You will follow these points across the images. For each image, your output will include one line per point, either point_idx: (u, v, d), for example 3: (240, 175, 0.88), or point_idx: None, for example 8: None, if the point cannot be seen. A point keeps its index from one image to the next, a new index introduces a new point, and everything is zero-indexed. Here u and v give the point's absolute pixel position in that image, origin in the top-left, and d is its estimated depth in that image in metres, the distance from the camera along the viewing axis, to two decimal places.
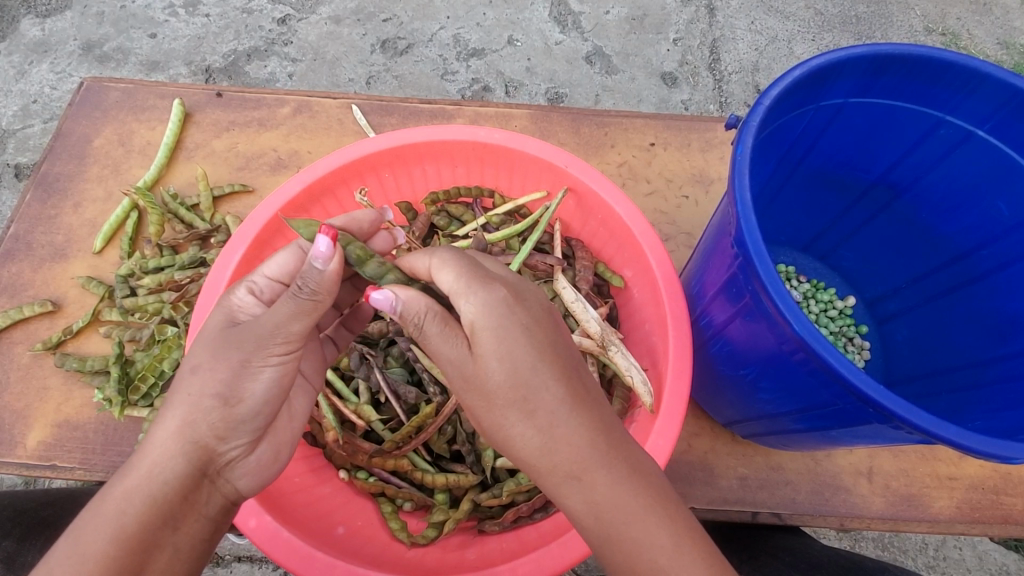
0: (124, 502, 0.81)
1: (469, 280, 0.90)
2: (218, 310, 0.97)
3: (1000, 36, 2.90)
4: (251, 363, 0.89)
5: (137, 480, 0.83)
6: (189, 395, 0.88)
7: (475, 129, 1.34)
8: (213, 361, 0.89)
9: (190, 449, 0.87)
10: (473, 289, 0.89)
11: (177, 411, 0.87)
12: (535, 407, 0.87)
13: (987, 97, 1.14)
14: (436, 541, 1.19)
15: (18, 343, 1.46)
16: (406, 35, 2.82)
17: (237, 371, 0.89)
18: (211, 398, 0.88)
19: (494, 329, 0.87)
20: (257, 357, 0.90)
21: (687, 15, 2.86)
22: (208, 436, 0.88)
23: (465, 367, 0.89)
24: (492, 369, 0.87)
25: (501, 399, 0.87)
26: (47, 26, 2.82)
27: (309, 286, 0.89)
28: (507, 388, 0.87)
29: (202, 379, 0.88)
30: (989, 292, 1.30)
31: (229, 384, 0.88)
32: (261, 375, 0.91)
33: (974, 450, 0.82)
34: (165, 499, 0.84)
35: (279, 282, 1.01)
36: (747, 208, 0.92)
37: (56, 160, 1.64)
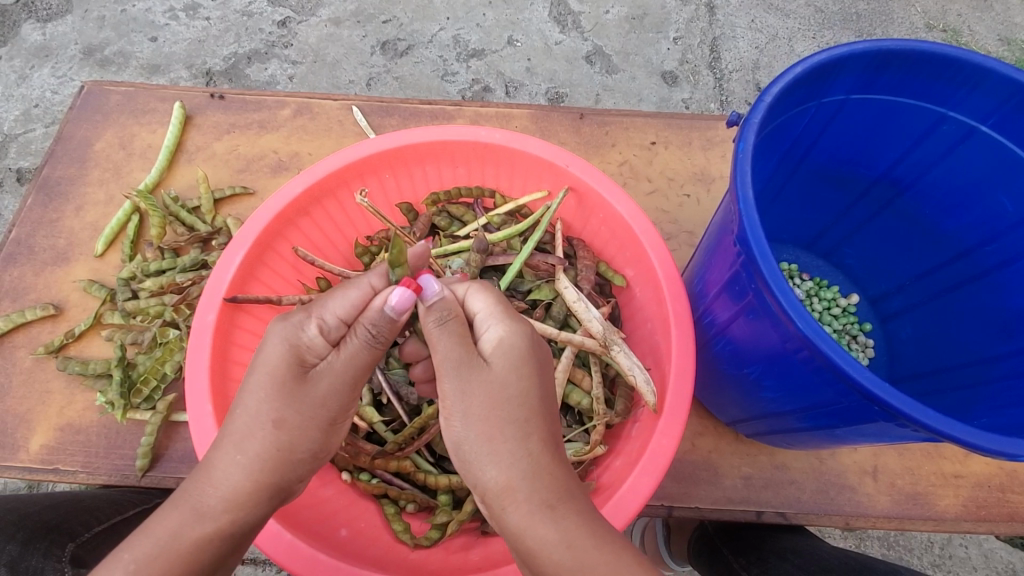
0: (206, 544, 0.83)
1: (503, 310, 0.95)
2: (282, 340, 0.92)
3: (1001, 32, 2.89)
4: (335, 423, 0.95)
5: (213, 525, 0.85)
6: (279, 448, 0.90)
7: (476, 129, 1.34)
8: (302, 417, 0.90)
9: (271, 495, 0.90)
10: (505, 317, 0.94)
11: (263, 463, 0.89)
12: (531, 432, 0.87)
13: (990, 91, 1.13)
14: (439, 542, 1.18)
15: (20, 347, 1.46)
16: (406, 36, 2.82)
17: (325, 430, 0.94)
18: (291, 448, 0.91)
19: (517, 352, 0.91)
20: (340, 417, 0.96)
21: (687, 14, 2.86)
22: (285, 483, 0.91)
23: (465, 378, 0.88)
24: (502, 382, 0.89)
25: (490, 419, 0.87)
26: (47, 30, 2.83)
27: (383, 335, 0.90)
28: (510, 407, 0.88)
29: (291, 433, 0.90)
30: (993, 288, 1.30)
31: (317, 442, 0.93)
32: (336, 431, 0.97)
33: (979, 448, 0.82)
34: (237, 539, 0.87)
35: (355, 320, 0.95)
36: (750, 206, 0.91)
37: (57, 165, 1.64)
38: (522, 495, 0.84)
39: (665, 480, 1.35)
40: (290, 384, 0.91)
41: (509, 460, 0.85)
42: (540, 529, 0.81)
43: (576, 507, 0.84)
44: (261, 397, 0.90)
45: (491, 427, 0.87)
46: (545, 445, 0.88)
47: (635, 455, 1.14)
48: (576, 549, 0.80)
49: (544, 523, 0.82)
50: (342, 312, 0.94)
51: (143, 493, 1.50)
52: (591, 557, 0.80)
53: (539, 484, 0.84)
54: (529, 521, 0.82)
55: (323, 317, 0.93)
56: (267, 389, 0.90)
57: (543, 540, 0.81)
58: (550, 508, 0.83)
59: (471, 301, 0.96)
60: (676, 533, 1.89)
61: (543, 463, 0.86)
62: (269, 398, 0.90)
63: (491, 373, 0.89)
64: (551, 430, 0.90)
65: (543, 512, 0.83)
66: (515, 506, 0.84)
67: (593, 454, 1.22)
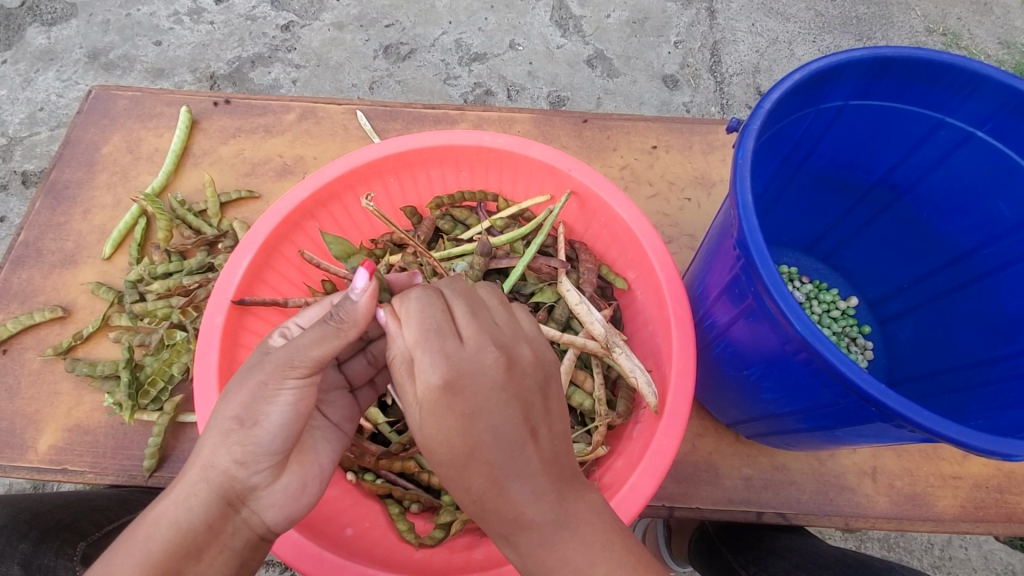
0: (153, 527, 0.82)
1: (422, 346, 0.84)
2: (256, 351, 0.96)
3: (1001, 36, 2.90)
4: (268, 386, 0.86)
5: (166, 505, 0.83)
6: (217, 420, 0.87)
7: (480, 134, 1.36)
8: (238, 386, 0.88)
9: (218, 475, 0.85)
10: (424, 358, 0.84)
11: (207, 439, 0.86)
12: (471, 479, 0.84)
13: (986, 98, 1.15)
14: (443, 542, 1.21)
15: (29, 349, 1.47)
16: (408, 40, 2.84)
17: (254, 394, 0.86)
18: (231, 419, 0.86)
19: (437, 407, 0.83)
20: (274, 379, 0.86)
21: (688, 18, 2.88)
22: (229, 462, 0.85)
23: (414, 424, 0.88)
24: (434, 437, 0.84)
25: (437, 463, 0.86)
26: (53, 34, 2.85)
27: (339, 313, 0.91)
28: (447, 455, 0.84)
29: (228, 403, 0.87)
30: (990, 290, 1.31)
31: (246, 406, 0.86)
32: (277, 398, 0.87)
33: (974, 448, 0.83)
34: (191, 526, 0.83)
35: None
36: (749, 211, 0.93)
37: (66, 168, 1.66)
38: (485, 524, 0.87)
39: (666, 480, 1.36)
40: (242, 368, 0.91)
41: (462, 497, 0.87)
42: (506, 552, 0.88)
43: (528, 543, 0.84)
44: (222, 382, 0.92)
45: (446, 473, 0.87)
46: (488, 491, 0.83)
47: (636, 455, 1.15)
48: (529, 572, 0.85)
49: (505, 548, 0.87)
50: (303, 320, 0.99)
51: (149, 493, 1.51)
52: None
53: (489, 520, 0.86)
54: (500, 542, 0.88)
55: (286, 326, 0.99)
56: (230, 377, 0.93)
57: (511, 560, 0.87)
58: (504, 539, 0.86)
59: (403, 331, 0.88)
60: (677, 534, 1.90)
61: (496, 503, 0.83)
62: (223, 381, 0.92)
63: (424, 424, 0.85)
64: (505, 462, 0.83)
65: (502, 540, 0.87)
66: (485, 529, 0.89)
67: (594, 454, 1.23)
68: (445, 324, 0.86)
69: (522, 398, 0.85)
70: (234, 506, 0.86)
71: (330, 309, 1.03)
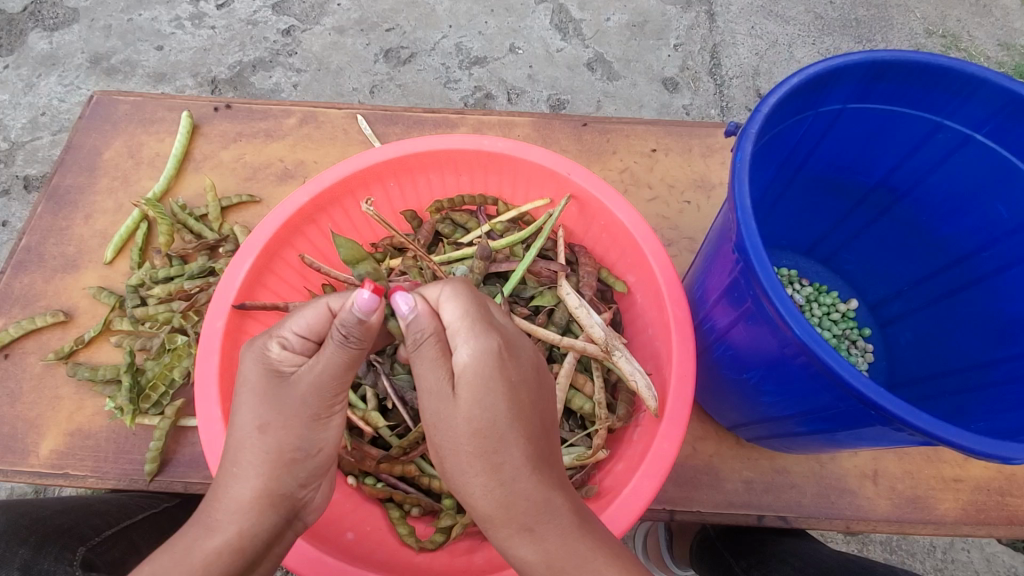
0: (215, 556, 0.83)
1: (472, 322, 0.89)
2: (253, 363, 0.93)
3: (1001, 38, 2.91)
4: (320, 417, 0.93)
5: (223, 536, 0.85)
6: (268, 452, 0.90)
7: (479, 138, 1.37)
8: (283, 417, 0.91)
9: (275, 499, 0.90)
10: (473, 333, 0.88)
11: (257, 469, 0.89)
12: (505, 459, 0.85)
13: (984, 101, 1.15)
14: (444, 546, 1.20)
15: (30, 353, 1.48)
16: (409, 44, 2.85)
17: (309, 425, 0.92)
18: (287, 449, 0.91)
19: (483, 379, 0.86)
20: (325, 411, 0.93)
21: (688, 21, 2.88)
22: (288, 485, 0.91)
23: (439, 408, 0.87)
24: (474, 413, 0.85)
25: (463, 447, 0.85)
26: (55, 39, 2.86)
27: (354, 336, 0.88)
28: (482, 434, 0.85)
29: (277, 435, 0.90)
30: (990, 293, 1.31)
31: (303, 437, 0.92)
32: (329, 425, 0.95)
33: (973, 451, 0.83)
34: (252, 548, 0.87)
35: (315, 338, 0.96)
36: (747, 214, 0.93)
37: (68, 173, 1.67)
38: (502, 521, 0.84)
39: (666, 484, 1.36)
40: (268, 395, 0.92)
41: (482, 489, 0.85)
42: (523, 550, 0.84)
43: (555, 529, 0.83)
44: (244, 411, 0.92)
45: (459, 460, 0.86)
46: (522, 471, 0.85)
47: (637, 457, 1.16)
48: (554, 567, 0.82)
49: (524, 544, 0.83)
50: (300, 328, 0.95)
51: (151, 498, 1.52)
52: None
53: (512, 510, 0.84)
54: (514, 542, 0.84)
55: (283, 334, 0.95)
56: (248, 403, 0.92)
57: (527, 560, 0.84)
58: (529, 530, 0.83)
59: (444, 309, 0.91)
60: (679, 538, 1.90)
61: (519, 489, 0.84)
62: (249, 407, 0.91)
63: (460, 401, 0.85)
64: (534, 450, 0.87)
65: (523, 534, 0.83)
66: (499, 528, 0.85)
67: (595, 458, 1.23)
68: (486, 312, 0.93)
69: (541, 392, 0.93)
70: (285, 525, 0.92)
71: (325, 312, 0.95)
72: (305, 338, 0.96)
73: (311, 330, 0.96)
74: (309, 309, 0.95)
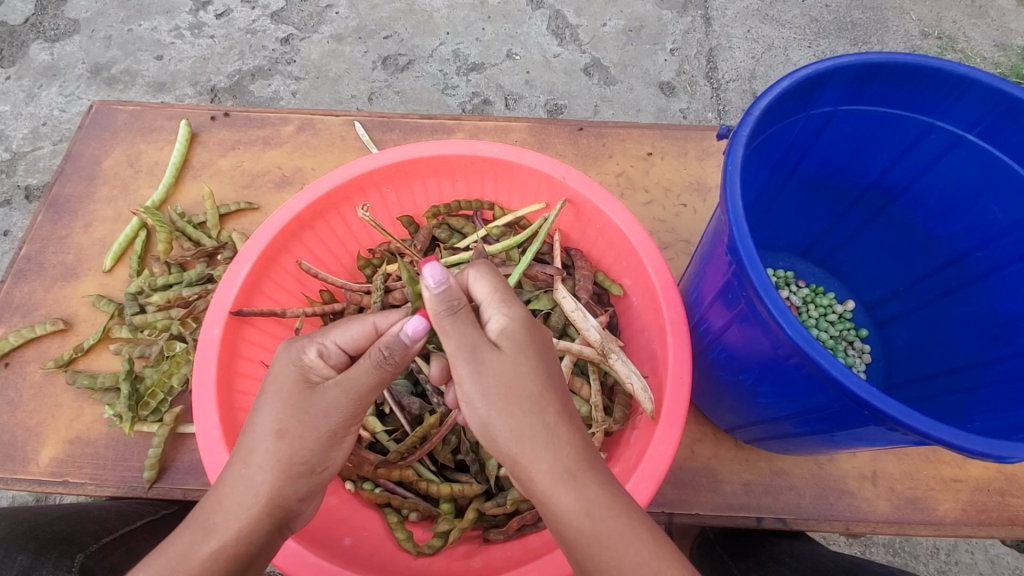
0: (211, 560, 0.84)
1: (503, 295, 0.97)
2: (287, 364, 0.96)
3: (997, 39, 2.91)
4: (337, 433, 0.94)
5: (221, 541, 0.86)
6: (280, 460, 0.90)
7: (475, 143, 1.37)
8: (303, 426, 0.92)
9: (275, 509, 0.90)
10: (504, 303, 0.96)
11: (265, 475, 0.90)
12: (545, 403, 0.89)
13: (974, 102, 1.16)
14: (441, 550, 1.21)
15: (30, 362, 1.48)
16: (406, 51, 2.86)
17: (325, 440, 0.93)
18: (299, 462, 0.92)
19: (520, 337, 0.93)
20: (342, 427, 0.95)
21: (684, 25, 2.90)
22: (290, 498, 0.91)
23: (481, 360, 0.90)
24: (516, 361, 0.91)
25: (511, 391, 0.89)
26: (56, 50, 2.89)
27: (394, 356, 0.91)
28: (526, 381, 0.90)
29: (292, 444, 0.91)
30: (986, 293, 1.31)
31: (318, 452, 0.93)
32: (343, 444, 0.97)
33: (967, 450, 0.83)
34: (246, 557, 0.87)
35: (351, 352, 1.00)
36: (739, 216, 0.93)
37: (67, 182, 1.68)
38: (546, 463, 0.86)
39: (665, 487, 1.36)
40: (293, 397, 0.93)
41: (526, 434, 0.87)
42: (564, 498, 0.84)
43: (596, 479, 0.86)
44: (269, 409, 0.93)
45: (508, 404, 0.88)
46: (561, 418, 0.89)
47: (631, 462, 1.16)
48: (594, 516, 0.83)
49: (567, 490, 0.84)
50: (343, 340, 0.98)
51: (150, 505, 1.52)
52: (607, 526, 0.83)
53: (556, 453, 0.86)
54: (555, 489, 0.85)
55: (324, 342, 0.98)
56: (275, 400, 0.93)
57: (567, 509, 0.84)
58: (571, 476, 0.85)
59: (473, 288, 0.99)
60: (679, 542, 1.89)
61: (562, 432, 0.88)
62: (272, 409, 0.93)
63: (504, 354, 0.91)
64: (567, 405, 0.92)
65: (566, 480, 0.85)
66: (539, 470, 0.86)
67: None
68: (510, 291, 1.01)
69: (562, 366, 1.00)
70: (275, 536, 0.93)
71: (372, 331, 1.00)
72: (343, 351, 0.99)
73: (352, 345, 0.99)
74: (355, 325, 0.99)
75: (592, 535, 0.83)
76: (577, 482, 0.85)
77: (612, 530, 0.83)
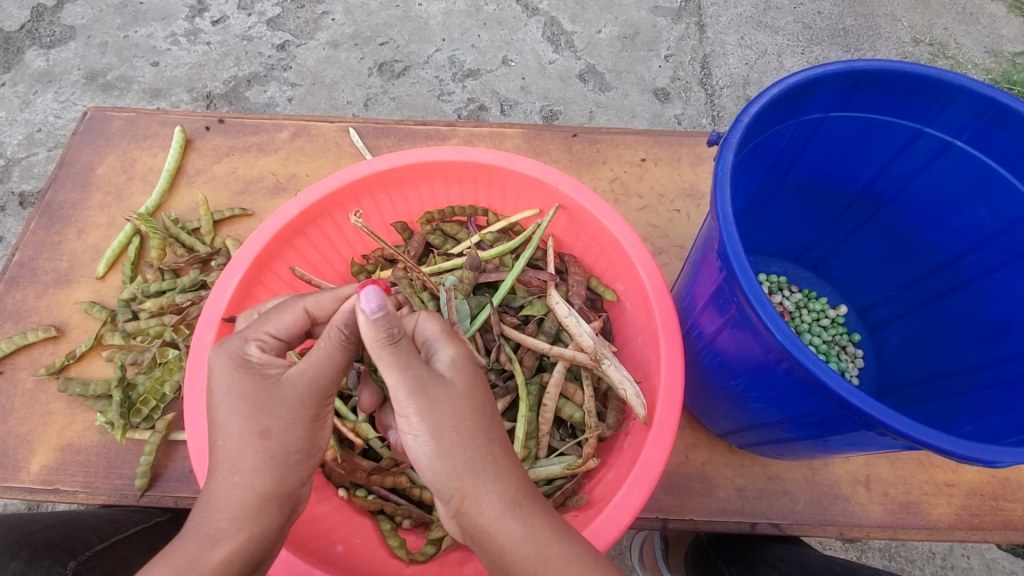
0: (225, 565, 0.85)
1: (449, 335, 1.00)
2: (231, 366, 0.94)
3: (988, 45, 2.94)
4: (318, 416, 0.95)
5: (233, 543, 0.86)
6: (274, 456, 0.90)
7: (467, 150, 1.37)
8: (284, 421, 0.90)
9: (280, 499, 0.91)
10: (451, 341, 0.98)
11: (262, 472, 0.90)
12: (494, 438, 0.92)
13: (963, 108, 1.16)
14: (434, 558, 1.20)
15: (22, 369, 1.48)
16: (402, 58, 2.87)
17: (311, 426, 0.93)
18: (295, 452, 0.92)
19: (470, 370, 0.96)
20: (322, 409, 0.95)
21: (678, 32, 2.92)
22: (293, 486, 0.93)
23: (430, 393, 0.90)
24: (464, 396, 0.92)
25: (463, 422, 0.90)
26: (51, 56, 2.89)
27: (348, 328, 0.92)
28: (474, 414, 0.91)
29: (284, 438, 0.91)
30: (977, 298, 1.32)
31: (308, 439, 0.93)
32: (325, 423, 0.97)
33: (958, 455, 0.83)
34: (258, 552, 0.89)
35: (285, 338, 1.02)
36: (729, 222, 0.94)
37: (61, 188, 1.68)
38: (494, 494, 0.88)
39: (659, 492, 1.36)
40: (255, 396, 0.91)
41: (476, 466, 0.89)
42: (510, 526, 0.87)
43: (539, 509, 0.89)
44: (237, 417, 0.90)
45: (460, 435, 0.90)
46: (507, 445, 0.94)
47: (627, 467, 1.15)
48: (540, 543, 0.86)
49: (513, 519, 0.87)
50: (276, 328, 1.00)
51: (143, 513, 1.51)
52: (554, 550, 0.86)
53: (502, 484, 0.89)
54: (500, 520, 0.87)
55: (259, 335, 0.99)
56: (233, 404, 0.91)
57: (513, 536, 0.86)
58: (517, 505, 0.88)
59: (422, 326, 1.01)
60: (674, 547, 1.89)
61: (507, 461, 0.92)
62: (248, 413, 0.90)
63: (455, 385, 0.92)
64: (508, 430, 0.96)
65: (512, 509, 0.88)
66: (484, 504, 0.88)
67: (586, 467, 1.22)
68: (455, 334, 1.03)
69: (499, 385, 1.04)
70: (284, 526, 0.94)
71: (303, 315, 1.02)
72: (279, 339, 1.01)
73: (285, 332, 1.01)
74: (287, 312, 1.01)
75: (536, 562, 0.85)
76: (520, 512, 0.88)
77: (557, 555, 0.86)
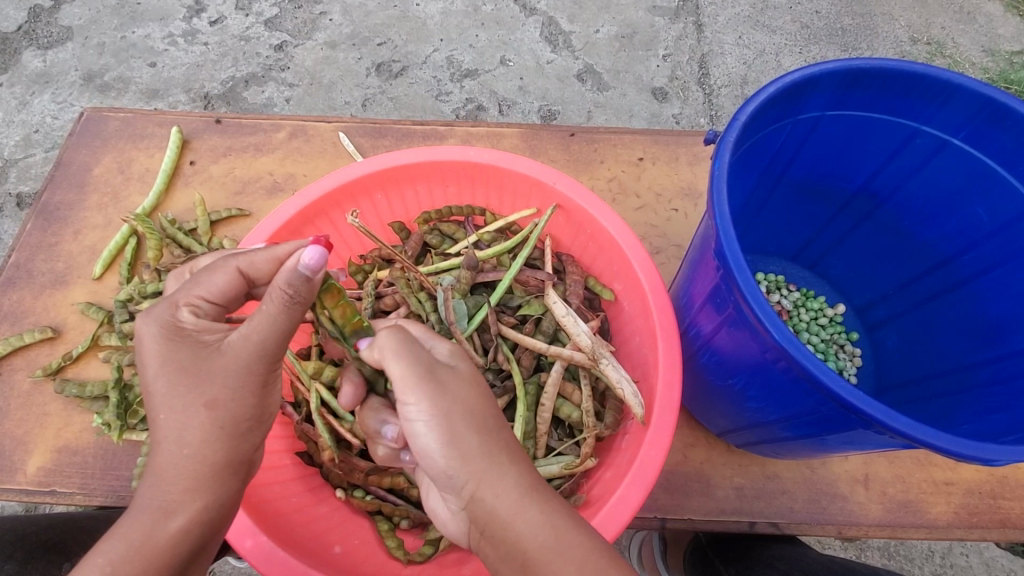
0: (181, 535, 0.87)
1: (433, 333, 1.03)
2: (175, 342, 0.91)
3: (984, 44, 2.94)
4: (268, 383, 0.94)
5: (187, 514, 0.88)
6: (223, 424, 0.90)
7: (464, 149, 1.37)
8: (230, 391, 0.90)
9: (237, 466, 0.93)
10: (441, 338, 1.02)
11: (211, 442, 0.90)
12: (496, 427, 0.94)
13: (959, 107, 1.17)
14: (433, 558, 1.20)
15: (18, 370, 1.47)
16: (400, 58, 2.87)
17: (261, 393, 0.94)
18: (246, 420, 0.93)
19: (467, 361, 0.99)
20: (272, 375, 0.95)
21: (676, 31, 2.91)
22: (246, 452, 0.94)
23: (438, 385, 0.92)
24: (470, 382, 0.96)
25: (473, 408, 0.93)
26: (48, 57, 2.88)
27: (300, 296, 0.88)
28: (481, 402, 0.94)
29: (232, 407, 0.91)
30: (973, 297, 1.32)
31: (258, 404, 0.94)
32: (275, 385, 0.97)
33: (956, 454, 0.83)
34: (217, 517, 0.91)
35: (221, 301, 0.96)
36: (725, 221, 0.94)
37: (57, 189, 1.67)
38: (510, 479, 0.89)
39: (658, 492, 1.36)
40: (193, 367, 0.90)
41: (488, 451, 0.90)
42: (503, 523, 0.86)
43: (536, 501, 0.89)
44: (178, 390, 0.89)
45: (471, 422, 0.91)
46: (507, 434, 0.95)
47: (626, 466, 1.15)
48: (533, 537, 0.85)
49: (519, 512, 0.87)
50: (210, 293, 0.94)
51: None
52: (554, 548, 0.84)
53: (505, 478, 0.89)
54: (507, 512, 0.87)
55: (192, 300, 0.94)
56: (171, 379, 0.90)
57: (531, 523, 0.86)
58: (532, 491, 0.88)
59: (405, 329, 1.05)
60: (673, 546, 1.88)
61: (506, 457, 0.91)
62: (189, 386, 0.89)
63: (456, 377, 0.95)
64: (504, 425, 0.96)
65: (518, 500, 0.88)
66: (502, 489, 0.88)
67: (583, 467, 1.22)
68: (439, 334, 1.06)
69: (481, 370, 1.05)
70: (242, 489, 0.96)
71: (236, 275, 0.96)
72: (214, 303, 0.96)
73: (220, 294, 0.96)
74: (221, 276, 0.95)
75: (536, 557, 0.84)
76: (515, 507, 0.87)
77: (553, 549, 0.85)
